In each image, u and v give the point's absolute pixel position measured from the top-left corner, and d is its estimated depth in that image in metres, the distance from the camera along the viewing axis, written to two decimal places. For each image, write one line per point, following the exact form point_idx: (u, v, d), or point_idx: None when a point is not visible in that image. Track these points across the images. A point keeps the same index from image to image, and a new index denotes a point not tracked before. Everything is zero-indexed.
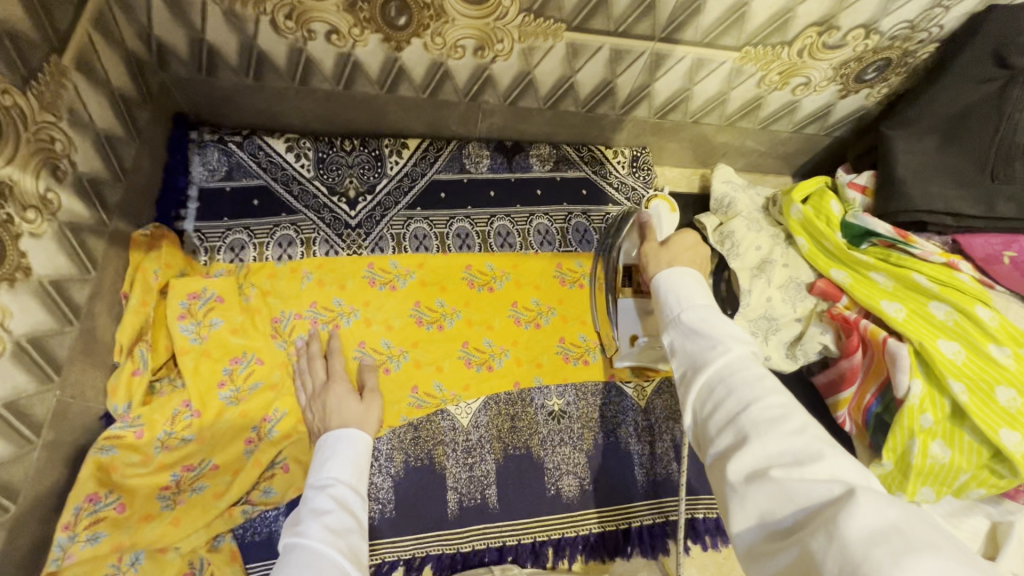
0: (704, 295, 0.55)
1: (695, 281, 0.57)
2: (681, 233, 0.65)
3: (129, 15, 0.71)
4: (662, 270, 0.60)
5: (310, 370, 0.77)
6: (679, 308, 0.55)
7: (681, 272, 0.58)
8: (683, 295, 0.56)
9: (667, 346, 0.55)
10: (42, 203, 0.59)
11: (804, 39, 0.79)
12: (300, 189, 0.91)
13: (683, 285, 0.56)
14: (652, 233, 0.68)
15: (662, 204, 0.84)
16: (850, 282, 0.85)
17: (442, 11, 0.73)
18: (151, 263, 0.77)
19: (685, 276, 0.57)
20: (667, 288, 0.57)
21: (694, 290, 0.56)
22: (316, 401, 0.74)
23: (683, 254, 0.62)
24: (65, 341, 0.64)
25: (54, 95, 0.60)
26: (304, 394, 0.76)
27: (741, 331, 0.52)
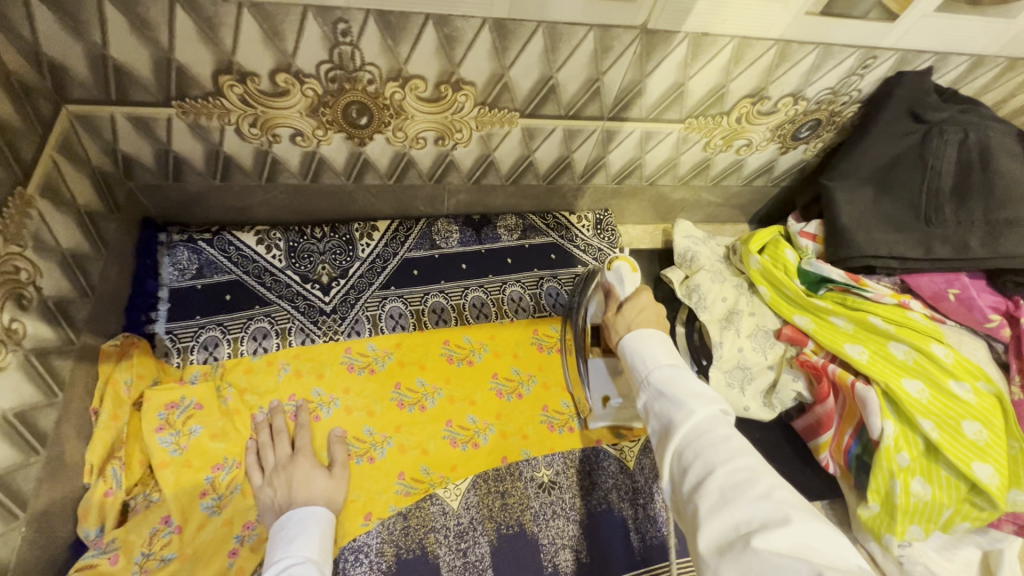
0: (670, 355, 0.62)
1: (659, 341, 0.64)
2: (635, 296, 0.73)
3: (93, 134, 0.73)
4: (628, 334, 0.67)
5: (272, 445, 0.77)
6: (647, 369, 0.61)
7: (647, 332, 0.66)
8: (649, 355, 0.62)
9: (641, 402, 0.61)
10: (7, 335, 0.59)
11: (740, 109, 0.86)
12: (273, 280, 0.92)
13: (651, 347, 0.63)
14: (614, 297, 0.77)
15: (625, 265, 0.77)
16: (813, 327, 0.89)
17: (401, 110, 0.77)
18: (122, 373, 0.76)
19: (649, 337, 0.64)
20: (637, 350, 0.64)
21: (661, 349, 0.63)
22: (279, 475, 0.74)
23: (639, 317, 0.70)
24: (31, 473, 0.62)
25: (18, 227, 0.61)
26: (260, 472, 0.75)
27: (707, 389, 0.57)
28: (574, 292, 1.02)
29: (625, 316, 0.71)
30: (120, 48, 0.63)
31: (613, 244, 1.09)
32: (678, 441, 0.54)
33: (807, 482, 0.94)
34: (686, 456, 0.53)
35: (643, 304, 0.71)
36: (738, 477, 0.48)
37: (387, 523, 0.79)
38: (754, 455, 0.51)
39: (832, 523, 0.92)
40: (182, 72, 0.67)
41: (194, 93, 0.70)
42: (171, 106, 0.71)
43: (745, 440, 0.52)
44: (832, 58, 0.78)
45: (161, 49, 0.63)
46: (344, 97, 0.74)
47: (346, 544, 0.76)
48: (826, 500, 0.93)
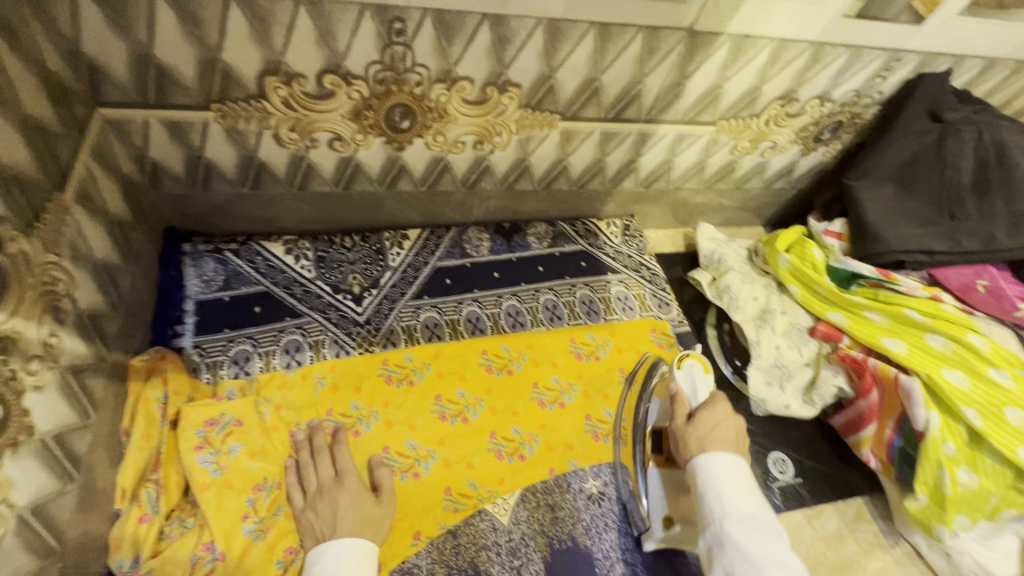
0: (749, 504, 0.60)
1: (736, 470, 0.63)
2: (713, 405, 0.70)
3: (124, 139, 0.70)
4: (701, 455, 0.65)
5: (313, 465, 0.72)
6: (721, 511, 0.60)
7: (722, 455, 0.64)
8: (725, 495, 0.61)
9: (703, 546, 0.61)
10: (46, 349, 0.54)
11: (769, 111, 0.88)
12: (302, 291, 0.89)
13: (728, 484, 0.62)
14: (683, 405, 0.72)
15: (696, 363, 0.76)
16: (848, 323, 0.90)
17: (445, 113, 0.76)
18: (154, 390, 0.72)
19: (726, 465, 0.63)
20: (712, 478, 0.63)
21: (739, 483, 0.62)
22: (324, 500, 0.69)
23: (714, 433, 0.67)
24: (66, 502, 0.56)
25: (56, 233, 0.57)
26: (301, 493, 0.71)
27: (786, 556, 0.57)
28: (605, 297, 1.01)
29: (699, 432, 0.68)
30: (166, 47, 0.61)
31: (641, 250, 1.09)
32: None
33: (847, 479, 0.94)
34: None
35: (721, 420, 0.68)
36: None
37: (434, 546, 0.74)
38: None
39: (876, 519, 0.91)
40: (228, 73, 0.65)
41: (236, 95, 0.68)
42: (210, 110, 0.68)
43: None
44: (860, 60, 0.82)
45: (210, 49, 0.62)
46: (390, 99, 0.72)
47: (396, 565, 0.71)
48: (867, 496, 0.93)
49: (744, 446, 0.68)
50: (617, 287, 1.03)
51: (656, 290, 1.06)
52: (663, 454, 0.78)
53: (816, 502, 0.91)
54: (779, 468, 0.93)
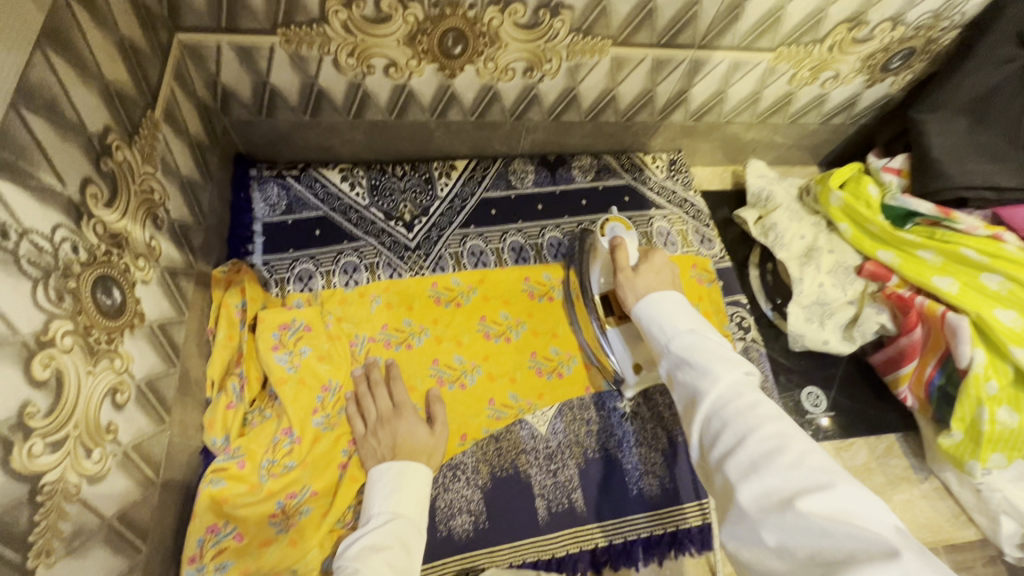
0: (685, 320, 0.65)
1: (676, 305, 0.67)
2: (650, 258, 0.77)
3: (200, 64, 0.75)
4: (639, 302, 0.71)
5: (373, 398, 0.79)
6: (667, 338, 0.64)
7: (664, 292, 0.69)
8: (667, 321, 0.65)
9: (664, 371, 0.64)
10: (149, 251, 0.62)
11: (834, 36, 0.84)
12: (358, 217, 0.94)
13: (670, 306, 0.67)
14: (623, 260, 0.78)
15: (617, 224, 0.86)
16: (898, 262, 0.88)
17: (497, 38, 0.77)
18: (233, 297, 0.80)
19: (664, 300, 0.68)
20: (658, 304, 0.68)
21: (682, 316, 0.65)
22: (385, 428, 0.76)
23: (658, 279, 0.74)
24: (171, 382, 0.66)
25: (150, 147, 0.63)
26: (362, 422, 0.77)
27: (730, 352, 0.59)
28: (648, 233, 1.02)
29: (642, 279, 0.74)
30: None
31: (687, 186, 1.08)
32: (706, 410, 0.55)
33: (881, 417, 0.95)
34: (714, 423, 0.54)
35: (662, 266, 0.76)
36: (766, 445, 0.49)
37: (475, 449, 0.81)
38: (783, 420, 0.51)
39: (907, 455, 0.93)
40: None
41: (300, 19, 0.71)
42: (275, 34, 0.72)
43: (773, 404, 0.53)
44: None
45: None
46: (444, 23, 0.74)
47: (445, 462, 0.79)
48: (900, 434, 0.94)
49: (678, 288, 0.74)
50: (659, 223, 1.04)
51: (699, 226, 1.05)
52: (617, 315, 0.85)
53: (847, 436, 0.93)
54: (813, 402, 0.95)
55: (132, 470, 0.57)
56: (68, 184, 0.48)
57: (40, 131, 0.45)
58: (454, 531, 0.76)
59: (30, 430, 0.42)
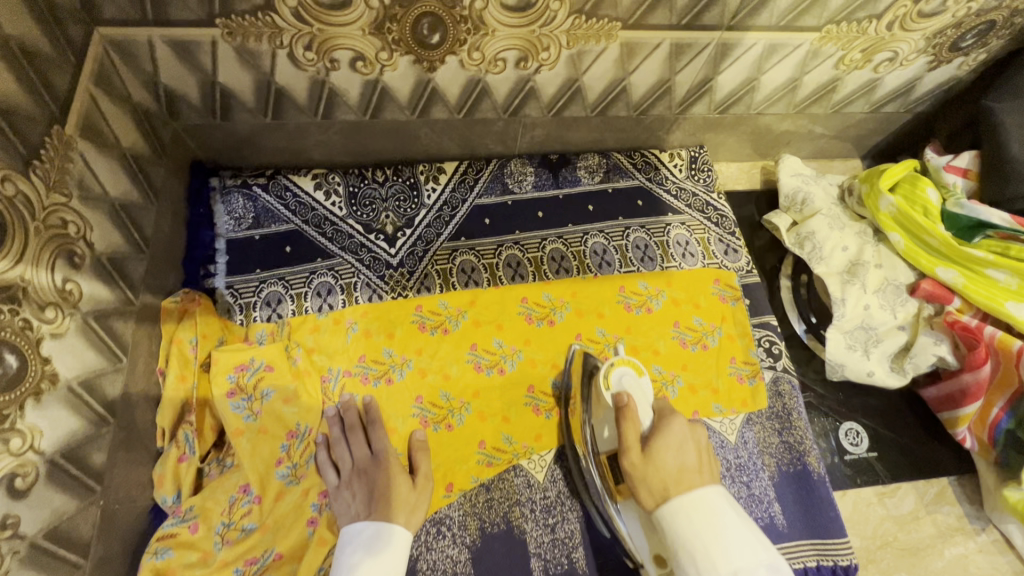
0: (718, 521, 0.55)
1: (707, 511, 0.56)
2: (667, 427, 0.67)
3: (132, 63, 0.64)
4: (663, 510, 0.58)
5: (348, 444, 0.70)
6: (705, 572, 0.52)
7: (695, 494, 0.58)
8: (703, 550, 0.54)
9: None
10: (63, 297, 0.52)
11: (895, 11, 0.69)
12: (334, 230, 0.83)
13: (703, 515, 0.56)
14: (631, 427, 0.67)
15: (626, 367, 0.74)
16: (963, 283, 0.75)
17: (482, 23, 0.64)
18: (185, 332, 0.71)
19: (695, 511, 0.56)
20: (691, 517, 0.56)
21: (716, 526, 0.55)
22: (360, 480, 0.67)
23: (677, 463, 0.62)
24: (103, 444, 0.57)
25: (61, 171, 0.53)
26: (335, 472, 0.68)
27: (778, 564, 0.53)
28: (663, 242, 0.90)
29: (659, 464, 0.62)
30: None
31: (710, 187, 0.95)
32: None
33: (932, 457, 0.83)
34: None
35: (680, 440, 0.65)
36: None
37: (465, 499, 0.72)
38: None
39: (961, 502, 0.81)
40: None
41: (241, 8, 0.59)
42: (215, 26, 0.61)
43: None
44: None
45: None
46: (415, 7, 0.61)
47: (428, 516, 0.70)
48: (954, 477, 0.82)
49: (708, 457, 0.64)
50: (677, 231, 0.91)
51: (723, 234, 0.92)
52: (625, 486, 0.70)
53: (892, 480, 0.81)
54: (852, 440, 0.83)
55: (46, 561, 0.48)
56: None
57: None
58: None
59: None
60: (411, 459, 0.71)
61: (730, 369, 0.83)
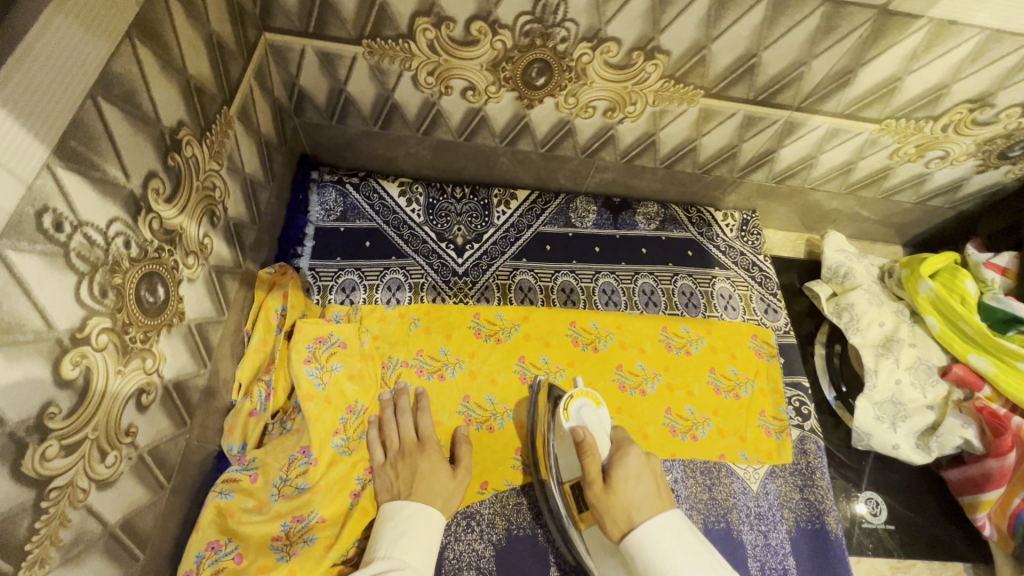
0: (687, 549, 0.57)
1: (672, 534, 0.59)
2: (623, 452, 0.68)
3: (281, 65, 0.75)
4: (627, 540, 0.60)
5: (397, 426, 0.75)
6: None
7: (653, 519, 0.60)
8: (670, 566, 0.56)
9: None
10: (200, 248, 0.60)
11: (952, 115, 0.76)
12: (410, 234, 0.92)
13: (660, 535, 0.59)
14: (590, 447, 0.68)
15: (585, 400, 0.76)
16: (994, 371, 0.79)
17: (584, 74, 0.73)
18: (273, 301, 0.79)
19: (661, 536, 0.58)
20: (654, 540, 0.58)
21: (679, 548, 0.58)
22: (405, 463, 0.72)
23: (638, 489, 0.64)
24: (199, 383, 0.64)
25: (220, 144, 0.62)
26: (383, 450, 0.74)
27: None
28: (708, 292, 0.96)
29: (624, 495, 0.63)
30: None
31: (757, 249, 1.01)
32: None
33: (948, 540, 0.84)
34: None
35: (637, 470, 0.66)
36: None
37: (497, 499, 0.76)
38: None
39: None
40: (383, 10, 0.66)
41: (387, 33, 0.69)
42: (360, 45, 0.71)
43: None
44: None
45: None
46: (531, 54, 0.71)
47: (460, 509, 0.74)
48: (971, 563, 0.83)
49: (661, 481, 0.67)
50: (722, 284, 0.97)
51: (764, 294, 0.98)
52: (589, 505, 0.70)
53: (907, 556, 0.82)
54: (871, 509, 0.85)
55: (145, 473, 0.54)
56: (132, 178, 0.47)
57: (114, 121, 0.44)
58: None
59: (49, 430, 0.40)
60: (454, 451, 0.76)
61: (760, 422, 0.87)
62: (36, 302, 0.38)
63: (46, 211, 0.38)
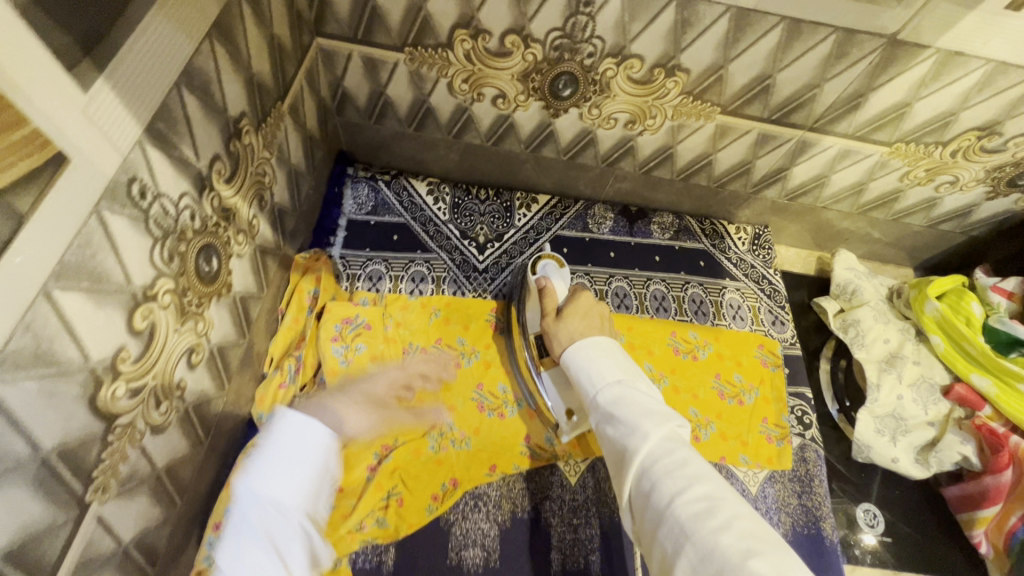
0: (610, 367, 0.63)
1: (604, 353, 0.65)
2: (576, 297, 0.80)
3: (329, 67, 0.82)
4: (568, 351, 0.68)
5: (401, 397, 0.80)
6: (595, 388, 0.62)
7: (588, 339, 0.68)
8: (595, 369, 0.64)
9: (592, 422, 0.61)
10: (249, 228, 0.66)
11: (960, 141, 0.79)
12: (435, 230, 0.97)
13: (589, 350, 0.66)
14: (550, 297, 0.80)
15: (550, 262, 0.86)
16: (995, 392, 0.82)
17: (607, 88, 0.78)
18: (307, 283, 0.85)
19: (592, 349, 0.66)
20: (583, 354, 0.66)
21: (605, 359, 0.64)
22: (400, 425, 0.75)
23: (580, 325, 0.74)
24: (238, 351, 0.70)
25: (272, 136, 0.69)
26: (385, 416, 0.78)
27: (657, 405, 0.57)
28: (717, 301, 0.99)
29: (568, 329, 0.74)
30: None
31: (768, 263, 1.04)
32: (637, 469, 0.52)
33: (945, 558, 0.85)
34: (645, 482, 0.51)
35: (586, 309, 0.78)
36: (694, 509, 0.46)
37: (503, 481, 0.80)
38: (713, 479, 0.49)
39: None
40: (426, 21, 0.72)
41: (428, 42, 0.75)
42: (402, 52, 0.77)
43: (704, 461, 0.51)
44: None
45: None
46: (560, 66, 0.76)
47: (469, 489, 0.79)
48: None
49: (603, 330, 0.75)
50: (731, 295, 1.00)
51: (773, 306, 1.01)
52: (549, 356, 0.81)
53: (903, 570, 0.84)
54: (869, 520, 0.87)
55: (188, 426, 0.60)
56: (200, 159, 0.53)
57: (192, 109, 0.50)
58: (464, 564, 0.74)
59: (119, 373, 0.46)
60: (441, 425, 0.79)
61: (762, 428, 0.89)
62: (120, 260, 0.44)
63: (134, 181, 0.44)
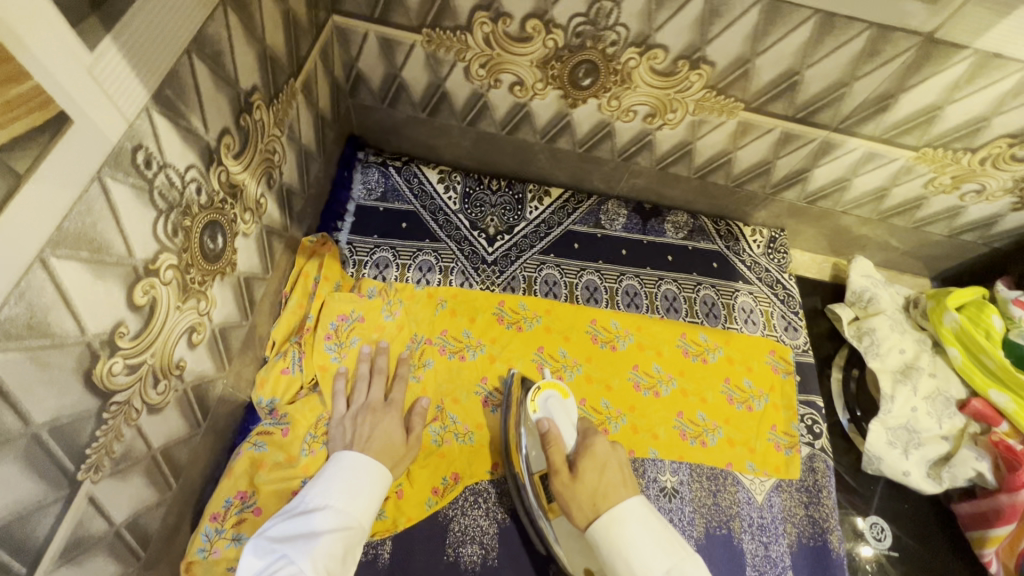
0: (655, 544, 0.60)
1: (642, 522, 0.62)
2: (590, 445, 0.72)
3: (344, 47, 0.80)
4: (592, 526, 0.64)
5: (368, 387, 0.76)
6: None
7: (624, 503, 0.64)
8: (635, 560, 0.59)
9: None
10: (256, 207, 0.65)
11: (990, 148, 0.77)
12: (445, 219, 0.95)
13: (630, 522, 0.62)
14: (556, 446, 0.72)
15: (552, 392, 0.79)
16: (1014, 408, 0.79)
17: (629, 78, 0.76)
18: (312, 268, 0.83)
19: (625, 523, 0.62)
20: (620, 524, 0.62)
21: (643, 534, 0.61)
22: (363, 420, 0.72)
23: (598, 480, 0.68)
24: (240, 333, 0.68)
25: (284, 113, 0.67)
26: (346, 402, 0.75)
27: None
28: (729, 304, 0.97)
29: (588, 485, 0.67)
30: None
31: (783, 267, 1.02)
32: None
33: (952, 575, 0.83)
34: None
35: (602, 458, 0.70)
36: None
37: (504, 478, 0.78)
38: None
39: None
40: (446, 1, 0.70)
41: (446, 24, 0.73)
42: (420, 34, 0.75)
43: None
44: None
45: None
46: (581, 54, 0.74)
47: (469, 484, 0.77)
48: None
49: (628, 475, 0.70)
50: (744, 298, 0.98)
51: (786, 311, 0.99)
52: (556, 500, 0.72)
53: None
54: (876, 533, 0.85)
55: (186, 407, 0.58)
56: (209, 131, 0.51)
57: (202, 77, 0.48)
58: (461, 561, 0.72)
59: (117, 348, 0.44)
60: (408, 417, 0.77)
61: (770, 435, 0.87)
62: (121, 229, 0.42)
63: (139, 148, 0.42)
